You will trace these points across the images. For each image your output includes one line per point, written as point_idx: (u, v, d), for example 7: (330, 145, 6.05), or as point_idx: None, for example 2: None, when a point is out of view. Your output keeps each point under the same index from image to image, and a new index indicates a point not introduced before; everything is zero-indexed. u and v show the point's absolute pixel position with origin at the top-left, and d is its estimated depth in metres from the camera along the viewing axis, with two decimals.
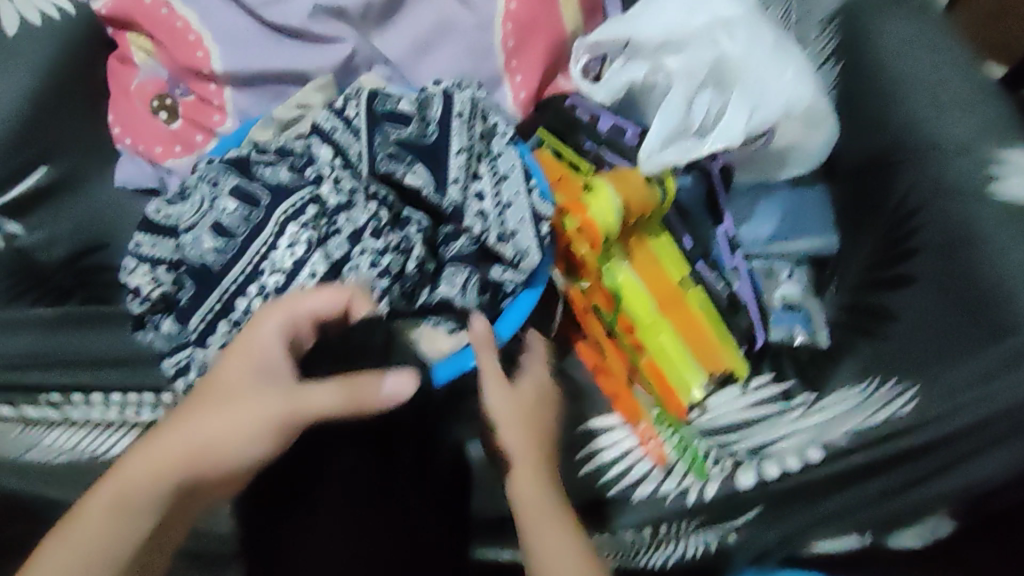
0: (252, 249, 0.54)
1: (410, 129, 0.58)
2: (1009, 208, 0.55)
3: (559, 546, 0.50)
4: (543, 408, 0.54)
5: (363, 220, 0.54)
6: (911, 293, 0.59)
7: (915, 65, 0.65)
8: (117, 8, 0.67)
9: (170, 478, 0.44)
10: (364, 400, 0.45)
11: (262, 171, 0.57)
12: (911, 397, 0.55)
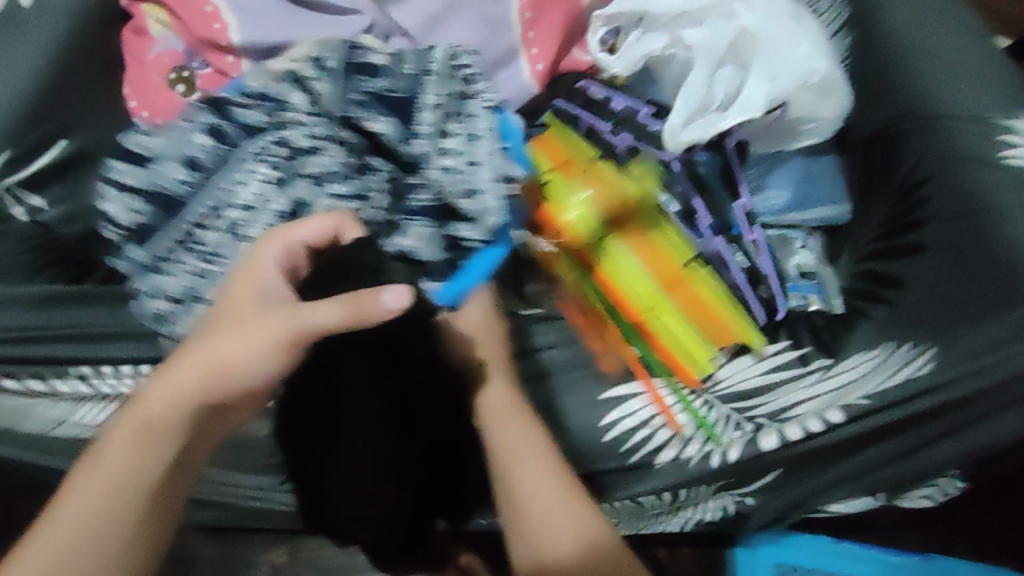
0: (216, 186, 0.54)
1: (385, 82, 0.56)
2: (1016, 178, 0.57)
3: (535, 479, 0.51)
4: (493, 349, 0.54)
5: (328, 165, 0.53)
6: (919, 261, 0.60)
7: (926, 37, 0.67)
8: None
9: (190, 398, 0.45)
10: (365, 314, 0.43)
11: (236, 111, 0.55)
12: (928, 360, 0.56)
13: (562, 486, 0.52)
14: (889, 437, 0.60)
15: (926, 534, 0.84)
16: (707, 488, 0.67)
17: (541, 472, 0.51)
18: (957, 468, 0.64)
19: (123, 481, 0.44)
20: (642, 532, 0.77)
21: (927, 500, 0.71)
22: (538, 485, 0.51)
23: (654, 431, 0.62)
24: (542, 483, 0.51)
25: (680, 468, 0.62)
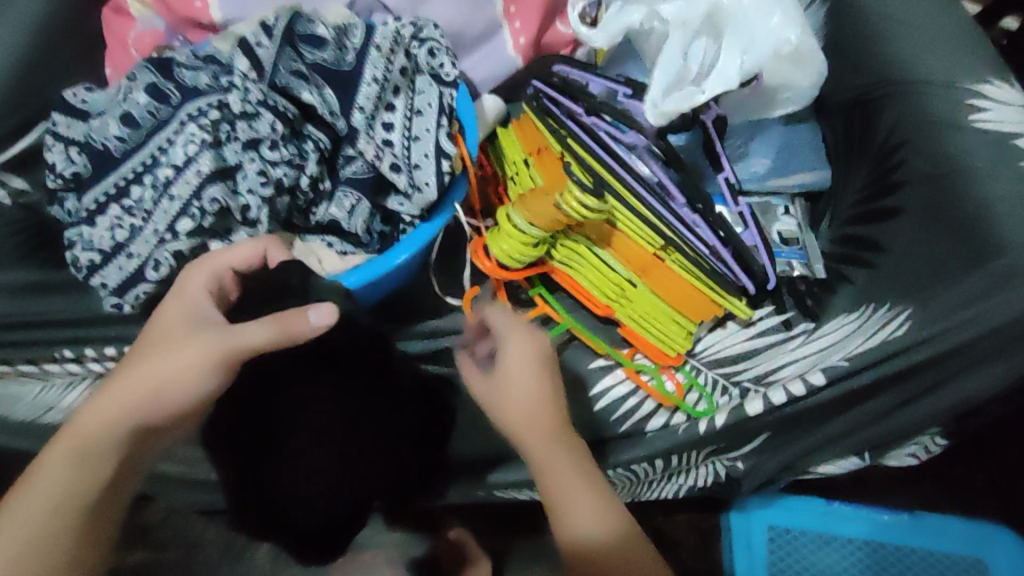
0: (150, 142, 0.51)
1: (328, 53, 0.55)
2: (988, 140, 0.58)
3: (577, 498, 0.53)
4: (531, 376, 0.53)
5: (262, 132, 0.51)
6: (898, 223, 0.62)
7: (900, 3, 0.68)
8: None
9: (122, 422, 0.49)
10: (291, 330, 0.47)
11: (182, 71, 0.53)
12: (901, 321, 0.58)
13: (595, 495, 0.53)
14: (871, 397, 0.62)
15: (913, 492, 0.87)
16: (702, 453, 0.67)
17: (572, 491, 0.53)
18: (938, 424, 0.66)
19: (61, 505, 0.48)
20: (638, 500, 0.77)
21: (911, 458, 0.73)
22: (576, 501, 0.53)
23: (642, 399, 0.64)
24: (582, 499, 0.53)
25: (671, 434, 0.63)
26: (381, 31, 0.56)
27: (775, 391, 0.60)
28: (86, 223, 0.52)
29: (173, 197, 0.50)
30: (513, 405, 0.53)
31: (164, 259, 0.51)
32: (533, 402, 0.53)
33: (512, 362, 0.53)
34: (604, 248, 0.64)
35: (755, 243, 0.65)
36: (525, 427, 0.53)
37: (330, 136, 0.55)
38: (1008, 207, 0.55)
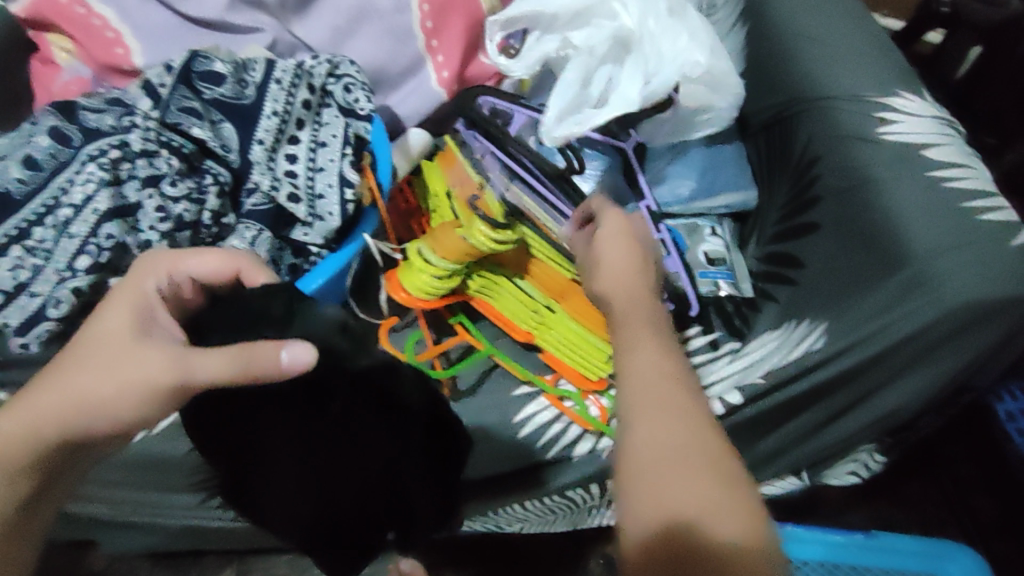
0: (54, 184, 0.52)
1: (227, 89, 0.57)
2: (895, 150, 0.58)
3: (670, 414, 0.42)
4: (626, 248, 0.54)
5: (164, 169, 0.54)
6: (816, 238, 0.61)
7: (812, 20, 0.68)
8: (35, 11, 0.67)
9: (50, 430, 0.44)
10: (255, 366, 0.41)
11: (86, 114, 0.55)
12: (819, 334, 0.56)
13: (699, 463, 0.40)
14: (798, 413, 0.61)
15: (869, 511, 0.88)
16: None
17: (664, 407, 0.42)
18: (872, 440, 0.65)
19: None
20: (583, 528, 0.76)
21: (854, 476, 0.72)
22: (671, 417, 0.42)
23: (568, 424, 0.63)
24: (681, 425, 0.42)
25: (596, 460, 0.62)
26: (282, 72, 0.59)
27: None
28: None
29: (72, 235, 0.51)
30: (609, 273, 0.53)
31: (64, 297, 0.51)
32: (636, 270, 0.53)
33: (617, 253, 0.54)
34: (524, 277, 0.65)
35: (677, 267, 0.63)
36: (621, 294, 0.51)
37: (230, 171, 0.56)
38: (915, 214, 0.53)
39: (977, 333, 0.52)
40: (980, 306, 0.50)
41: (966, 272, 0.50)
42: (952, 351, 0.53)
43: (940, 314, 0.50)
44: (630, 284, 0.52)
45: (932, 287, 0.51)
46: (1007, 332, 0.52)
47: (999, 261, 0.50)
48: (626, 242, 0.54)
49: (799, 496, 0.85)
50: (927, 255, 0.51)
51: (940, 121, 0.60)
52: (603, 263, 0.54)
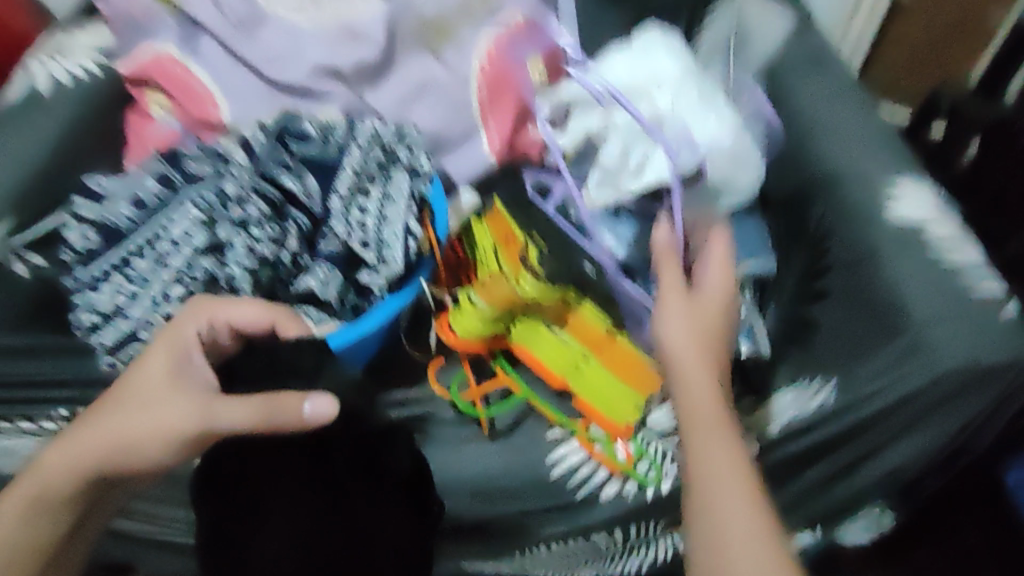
0: (156, 221, 0.59)
1: (313, 150, 0.65)
2: (900, 227, 0.64)
3: (734, 512, 0.47)
4: (701, 319, 0.58)
5: (252, 213, 0.60)
6: (826, 305, 0.67)
7: (826, 110, 0.76)
8: (139, 70, 0.76)
9: (88, 467, 0.50)
10: (274, 418, 0.48)
11: (189, 164, 0.63)
12: (830, 389, 0.62)
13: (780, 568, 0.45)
14: (812, 465, 0.65)
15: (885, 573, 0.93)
16: (660, 525, 0.70)
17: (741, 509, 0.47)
18: (882, 497, 0.69)
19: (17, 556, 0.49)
20: None
21: (865, 534, 0.76)
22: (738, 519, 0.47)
23: (596, 467, 0.67)
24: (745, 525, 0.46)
25: (621, 500, 0.66)
26: (362, 135, 0.67)
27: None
28: (95, 290, 0.58)
29: (168, 266, 0.58)
30: (685, 340, 0.57)
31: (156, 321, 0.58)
32: (710, 343, 0.57)
33: (683, 332, 0.57)
34: (561, 326, 0.71)
35: None
36: (687, 365, 0.56)
37: (309, 218, 0.63)
38: (917, 285, 0.59)
39: (974, 395, 0.57)
40: (974, 371, 0.55)
41: (964, 338, 0.56)
42: (952, 411, 0.58)
43: (938, 375, 0.56)
44: (703, 358, 0.56)
45: (932, 350, 0.56)
46: (1001, 395, 0.57)
47: (991, 330, 0.56)
48: (700, 322, 0.58)
49: (813, 557, 0.88)
50: (928, 322, 0.57)
51: (938, 205, 0.66)
52: (671, 343, 0.57)
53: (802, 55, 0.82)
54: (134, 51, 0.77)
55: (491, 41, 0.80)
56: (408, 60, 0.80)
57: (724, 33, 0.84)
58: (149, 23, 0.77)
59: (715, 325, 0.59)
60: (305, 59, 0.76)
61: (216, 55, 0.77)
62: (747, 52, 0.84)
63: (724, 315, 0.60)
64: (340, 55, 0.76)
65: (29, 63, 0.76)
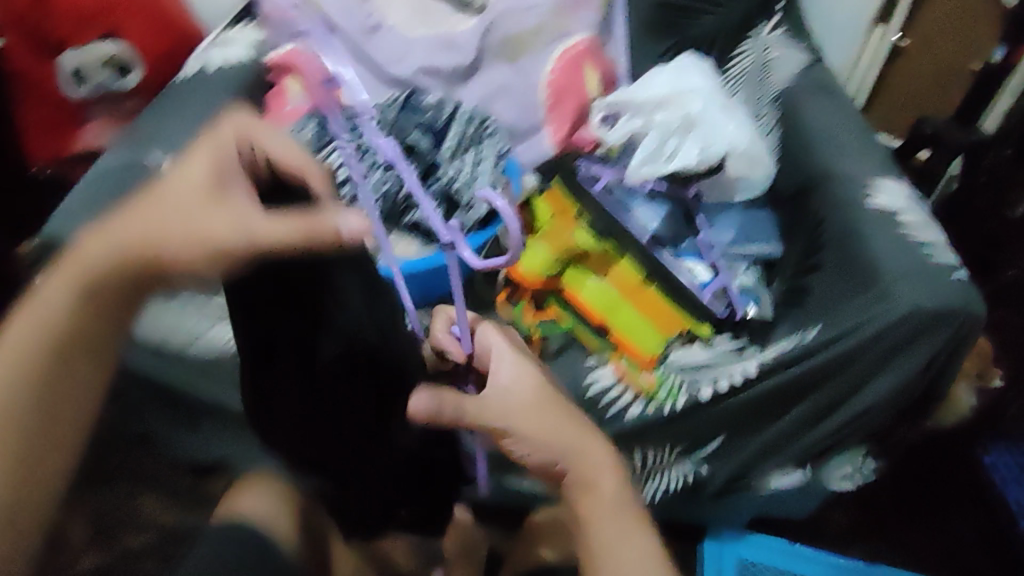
0: (316, 158, 0.86)
1: (426, 117, 0.92)
2: (880, 214, 0.80)
3: (634, 555, 0.53)
4: (532, 423, 0.56)
5: (383, 155, 0.85)
6: (819, 275, 0.82)
7: (829, 128, 0.93)
8: (279, 61, 0.97)
9: (123, 257, 0.45)
10: (319, 231, 0.44)
11: (339, 123, 0.90)
12: (816, 329, 0.77)
13: None
14: (801, 400, 0.78)
15: (868, 546, 0.96)
16: (672, 451, 0.84)
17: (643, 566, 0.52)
18: (862, 443, 0.82)
19: (56, 335, 0.47)
20: None
21: (848, 483, 0.87)
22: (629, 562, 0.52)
23: (623, 388, 0.82)
24: (645, 555, 0.53)
25: (640, 416, 0.81)
26: (461, 113, 0.92)
27: (722, 378, 0.79)
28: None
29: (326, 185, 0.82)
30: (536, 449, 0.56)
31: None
32: (553, 439, 0.56)
33: (545, 427, 0.56)
34: (603, 276, 0.86)
35: (722, 283, 0.88)
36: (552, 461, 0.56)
37: (422, 165, 0.88)
38: (887, 253, 0.75)
39: (931, 337, 0.70)
40: (928, 313, 0.69)
41: (921, 289, 0.71)
42: (912, 354, 0.72)
43: (899, 315, 0.70)
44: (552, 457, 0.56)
45: (893, 297, 0.71)
46: (954, 338, 0.71)
47: (943, 284, 0.71)
48: (537, 415, 0.56)
49: (809, 523, 0.98)
50: (894, 277, 0.73)
51: (912, 199, 0.83)
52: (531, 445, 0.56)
53: (813, 86, 1.00)
54: (281, 46, 1.01)
55: (558, 55, 0.99)
56: (491, 69, 0.99)
57: (751, 70, 1.04)
58: (294, 24, 1.01)
59: (553, 400, 0.58)
60: (412, 61, 0.97)
61: (344, 53, 1.00)
62: (767, 79, 1.03)
63: (541, 387, 0.58)
64: (439, 59, 0.97)
65: (201, 53, 1.00)
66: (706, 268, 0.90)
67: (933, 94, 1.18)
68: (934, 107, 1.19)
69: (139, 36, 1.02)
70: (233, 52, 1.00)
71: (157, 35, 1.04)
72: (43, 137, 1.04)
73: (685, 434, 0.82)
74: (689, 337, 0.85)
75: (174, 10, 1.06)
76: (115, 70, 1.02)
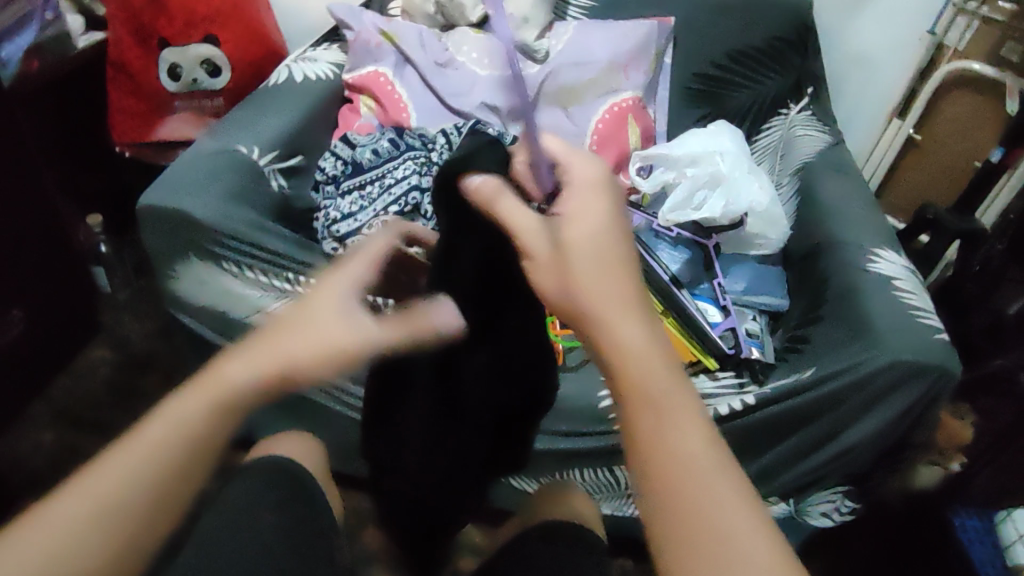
0: (383, 167, 0.98)
1: (490, 144, 1.02)
2: (877, 278, 0.90)
3: (682, 435, 0.49)
4: (585, 267, 0.52)
5: (444, 174, 0.97)
6: (818, 326, 0.92)
7: (841, 200, 1.03)
8: (359, 80, 1.10)
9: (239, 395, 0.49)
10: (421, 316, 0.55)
11: (409, 136, 1.03)
12: (810, 370, 0.87)
13: (727, 475, 0.48)
14: (790, 433, 0.89)
15: None
16: None
17: (679, 433, 0.49)
18: (842, 483, 0.92)
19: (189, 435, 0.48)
20: (618, 516, 1.04)
21: (826, 520, 0.97)
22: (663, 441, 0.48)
23: None
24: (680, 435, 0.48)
25: None
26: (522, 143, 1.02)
27: (722, 405, 0.89)
28: (337, 198, 0.98)
29: (392, 192, 0.95)
30: (582, 286, 0.52)
31: (374, 224, 0.93)
32: (599, 279, 0.52)
33: (593, 288, 0.51)
34: None
35: (732, 324, 0.98)
36: (597, 301, 0.51)
37: None
38: (877, 312, 0.86)
39: (909, 388, 0.80)
40: (909, 365, 0.79)
41: (902, 345, 0.81)
42: (892, 401, 0.82)
43: (882, 364, 0.80)
44: (601, 301, 0.51)
45: (878, 350, 0.81)
46: (929, 392, 0.80)
47: (924, 344, 0.81)
48: (575, 256, 0.53)
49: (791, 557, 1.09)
50: (882, 333, 0.83)
51: (908, 269, 0.93)
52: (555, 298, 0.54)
53: (830, 162, 1.10)
54: (360, 68, 1.11)
55: (606, 109, 1.11)
56: (546, 111, 1.11)
57: (776, 144, 1.18)
58: (375, 50, 1.11)
59: (610, 263, 0.53)
60: (476, 95, 1.10)
61: (415, 81, 1.11)
62: (789, 155, 1.15)
63: (598, 222, 0.55)
64: (502, 97, 1.09)
65: (287, 63, 1.12)
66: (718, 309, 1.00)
67: (940, 186, 1.29)
68: (938, 198, 1.30)
69: (235, 41, 1.12)
70: (316, 69, 1.12)
71: (250, 42, 1.14)
72: (128, 122, 1.17)
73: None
74: (697, 368, 0.96)
75: (269, 21, 1.18)
76: (208, 69, 1.13)
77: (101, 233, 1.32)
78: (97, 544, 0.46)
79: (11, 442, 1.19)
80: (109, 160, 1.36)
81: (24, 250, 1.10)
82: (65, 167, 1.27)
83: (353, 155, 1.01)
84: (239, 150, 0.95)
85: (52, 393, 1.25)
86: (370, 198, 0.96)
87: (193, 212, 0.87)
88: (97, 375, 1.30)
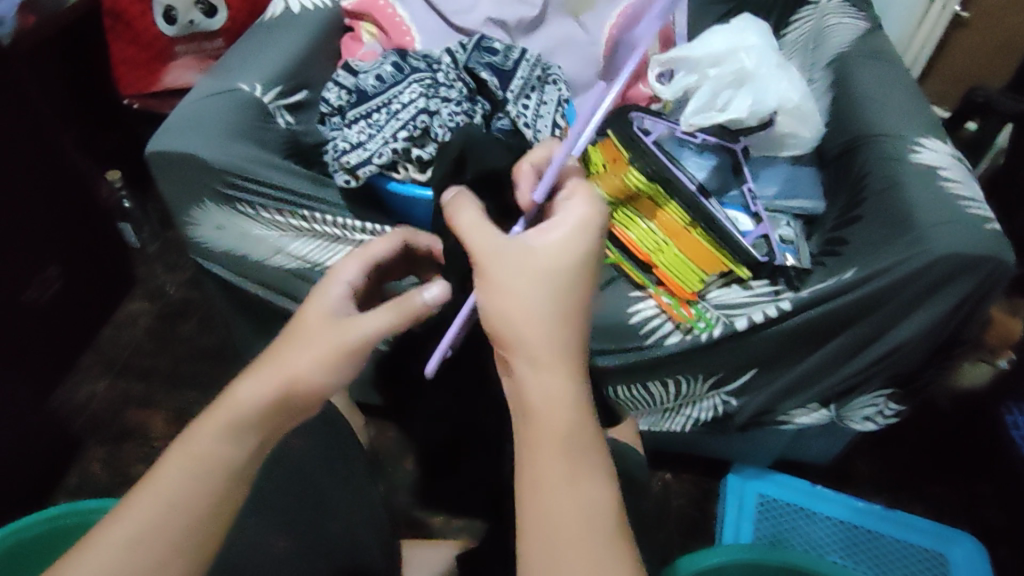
0: (389, 92, 0.94)
1: (497, 59, 0.99)
2: (922, 169, 0.84)
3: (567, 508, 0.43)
4: (520, 294, 0.45)
5: (452, 96, 0.94)
6: (859, 226, 0.87)
7: (880, 89, 0.96)
8: (359, 6, 1.05)
9: (257, 412, 0.49)
10: (408, 310, 0.52)
11: (412, 58, 0.99)
12: (851, 271, 0.82)
13: None
14: (829, 337, 0.86)
15: (890, 495, 1.07)
16: (705, 383, 0.95)
17: (564, 502, 0.43)
18: (887, 386, 0.89)
19: (211, 465, 0.48)
20: (658, 430, 1.05)
21: (870, 423, 0.94)
22: (573, 493, 0.43)
23: (664, 319, 0.92)
24: (599, 484, 0.44)
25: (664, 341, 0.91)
26: (529, 57, 1.00)
27: (758, 312, 0.86)
28: (344, 128, 0.94)
29: (398, 117, 0.91)
30: (515, 314, 0.45)
31: (385, 152, 0.90)
32: (534, 315, 0.45)
33: (522, 311, 0.45)
34: (652, 219, 0.95)
35: (764, 231, 0.94)
36: (522, 335, 0.45)
37: (491, 104, 0.97)
38: (922, 205, 0.80)
39: (960, 281, 0.76)
40: (959, 258, 0.74)
41: (954, 237, 0.75)
42: (940, 296, 0.77)
43: (929, 260, 0.75)
44: (527, 335, 0.45)
45: (926, 244, 0.76)
46: (981, 283, 0.75)
47: (977, 235, 0.75)
48: (522, 280, 0.46)
49: (836, 460, 1.08)
50: (929, 227, 0.77)
51: (956, 158, 0.87)
52: (502, 322, 0.46)
53: (865, 49, 1.02)
54: None
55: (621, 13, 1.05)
56: (556, 22, 1.06)
57: (806, 35, 1.11)
58: None
59: (574, 317, 0.46)
60: (481, 11, 1.05)
61: (416, 3, 1.07)
62: (820, 46, 1.08)
63: (569, 266, 0.47)
64: (507, 12, 1.05)
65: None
66: (753, 217, 0.96)
67: (986, 65, 1.23)
68: (986, 76, 1.24)
69: None
70: None
71: None
72: (134, 73, 1.14)
73: (718, 366, 0.92)
74: (730, 278, 0.94)
75: None
76: (204, 9, 1.09)
77: (121, 189, 1.32)
78: (147, 565, 0.45)
79: (67, 393, 1.21)
80: (120, 114, 1.35)
81: (48, 212, 1.10)
82: (77, 125, 1.26)
83: (356, 83, 0.97)
84: (242, 89, 0.91)
85: (100, 346, 1.28)
86: (378, 126, 0.92)
87: (202, 153, 0.86)
88: (138, 326, 1.31)
